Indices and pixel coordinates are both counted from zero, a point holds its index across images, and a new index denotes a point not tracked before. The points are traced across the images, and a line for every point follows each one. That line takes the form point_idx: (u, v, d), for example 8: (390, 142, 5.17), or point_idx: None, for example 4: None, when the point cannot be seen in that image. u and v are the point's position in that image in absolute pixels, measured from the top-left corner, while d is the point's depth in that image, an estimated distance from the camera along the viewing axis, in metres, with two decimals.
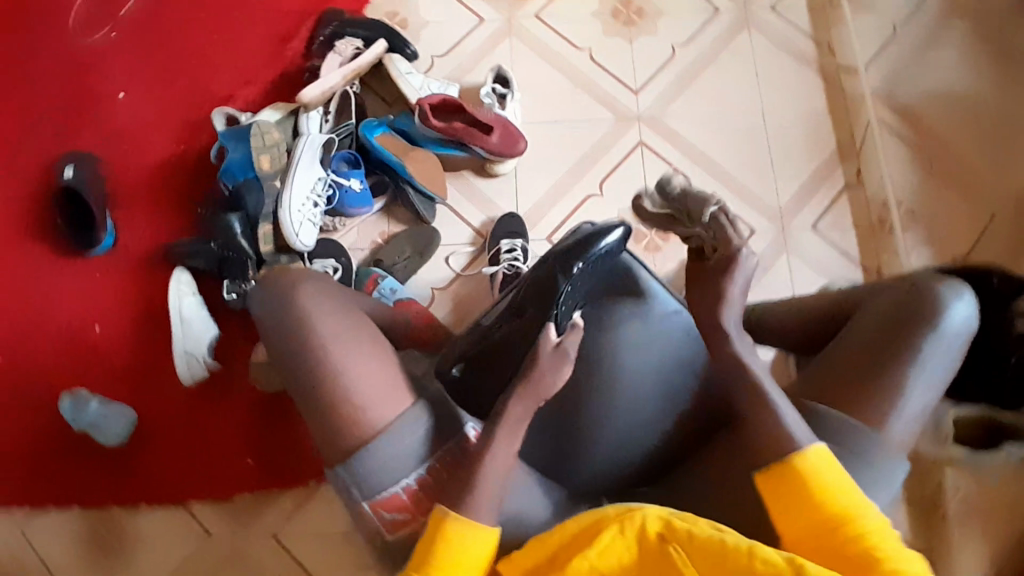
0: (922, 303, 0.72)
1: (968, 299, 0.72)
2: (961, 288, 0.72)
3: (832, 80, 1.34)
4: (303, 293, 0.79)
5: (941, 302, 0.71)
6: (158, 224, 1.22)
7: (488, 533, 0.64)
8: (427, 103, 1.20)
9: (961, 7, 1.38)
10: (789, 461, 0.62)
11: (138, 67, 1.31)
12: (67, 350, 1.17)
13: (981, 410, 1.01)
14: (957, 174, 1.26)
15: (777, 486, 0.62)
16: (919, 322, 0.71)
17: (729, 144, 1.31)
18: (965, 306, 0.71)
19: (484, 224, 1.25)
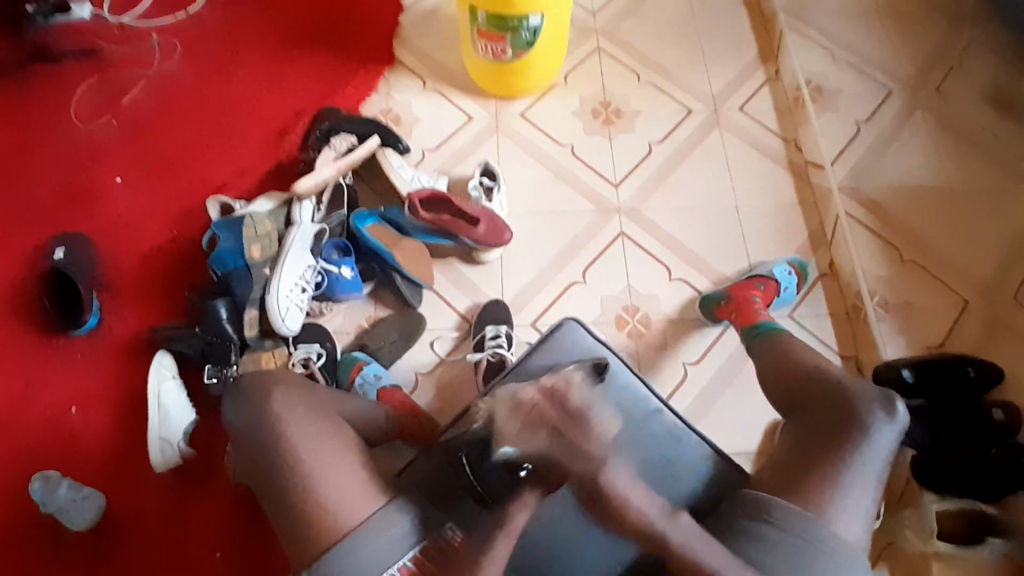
0: (853, 412, 0.82)
1: (894, 420, 0.82)
2: (887, 408, 0.82)
3: (800, 175, 1.43)
4: (278, 401, 0.84)
5: (866, 420, 0.81)
6: (144, 306, 1.23)
7: None
8: (416, 196, 1.25)
9: (924, 102, 1.45)
10: None
11: (138, 155, 1.37)
12: (39, 435, 1.14)
13: (962, 504, 1.04)
14: (926, 263, 1.31)
15: None
16: (851, 427, 0.81)
17: (705, 234, 1.36)
18: (889, 425, 0.81)
19: (469, 309, 1.27)
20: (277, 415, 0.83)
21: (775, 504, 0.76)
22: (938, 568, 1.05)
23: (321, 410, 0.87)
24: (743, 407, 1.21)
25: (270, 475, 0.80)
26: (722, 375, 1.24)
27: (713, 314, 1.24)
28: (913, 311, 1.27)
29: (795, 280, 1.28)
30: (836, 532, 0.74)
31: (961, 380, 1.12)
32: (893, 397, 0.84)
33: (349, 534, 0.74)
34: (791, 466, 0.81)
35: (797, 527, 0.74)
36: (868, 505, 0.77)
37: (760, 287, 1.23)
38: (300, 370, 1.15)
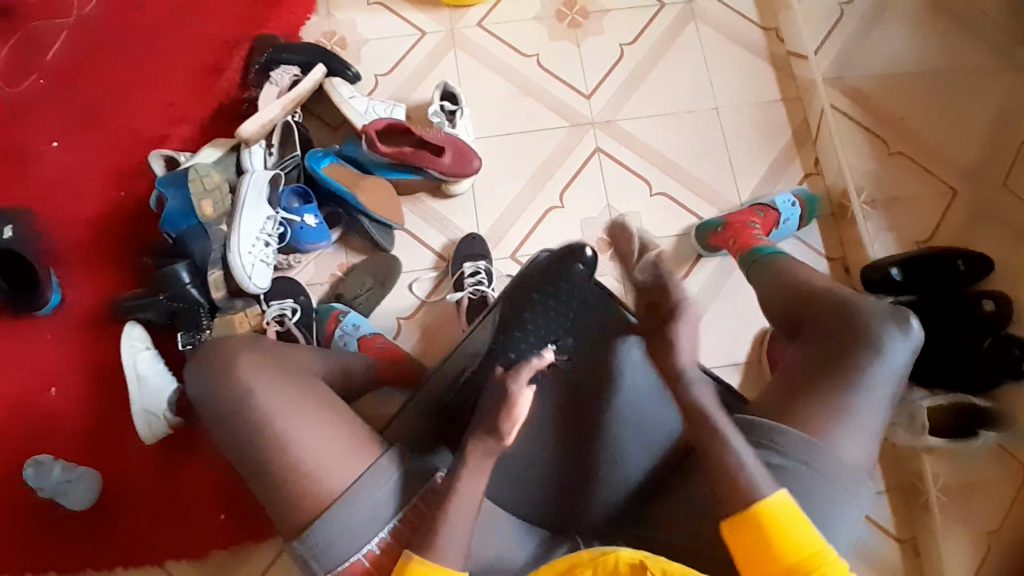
0: (865, 329, 0.81)
1: (908, 336, 0.81)
2: (906, 326, 0.81)
3: (783, 68, 1.33)
4: (243, 369, 0.79)
5: (881, 337, 0.80)
6: (105, 277, 1.17)
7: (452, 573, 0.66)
8: (373, 129, 1.15)
9: None
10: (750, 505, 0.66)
11: (66, 111, 1.25)
12: (21, 419, 1.11)
13: (951, 398, 1.02)
14: (914, 154, 1.25)
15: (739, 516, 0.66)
16: (862, 346, 0.80)
17: (685, 142, 1.29)
18: (904, 342, 0.80)
19: (444, 246, 1.22)
20: (245, 384, 0.78)
21: (782, 430, 0.76)
22: (928, 460, 1.06)
23: (288, 374, 0.81)
24: (732, 319, 1.19)
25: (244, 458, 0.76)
26: (709, 291, 1.21)
27: (708, 243, 1.19)
28: (901, 204, 1.23)
29: (799, 212, 1.20)
30: (839, 455, 0.75)
31: (951, 274, 1.10)
32: (907, 314, 0.83)
33: (339, 497, 0.71)
34: (797, 384, 0.81)
35: (803, 452, 0.74)
36: (873, 424, 0.78)
37: (755, 215, 1.17)
38: (276, 329, 1.11)
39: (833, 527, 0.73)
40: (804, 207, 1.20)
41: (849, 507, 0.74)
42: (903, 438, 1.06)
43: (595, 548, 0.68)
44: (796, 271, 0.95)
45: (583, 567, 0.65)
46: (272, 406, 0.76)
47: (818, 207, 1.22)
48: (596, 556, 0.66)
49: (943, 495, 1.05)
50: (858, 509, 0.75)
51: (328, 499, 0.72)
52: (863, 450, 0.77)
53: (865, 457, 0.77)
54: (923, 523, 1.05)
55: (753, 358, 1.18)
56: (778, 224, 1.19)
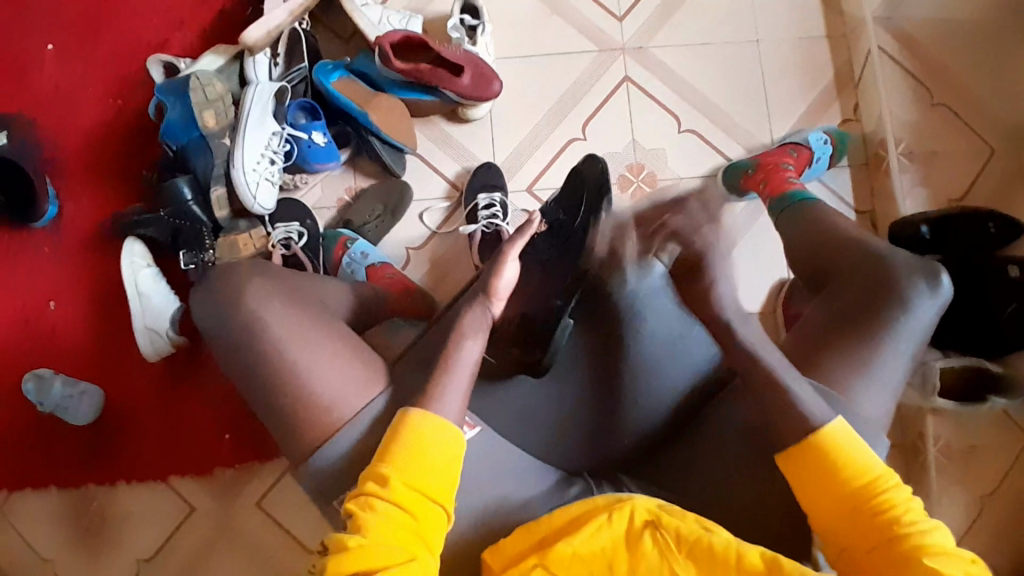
0: (891, 284, 0.78)
1: (938, 291, 0.77)
2: (936, 283, 0.77)
3: (830, 2, 1.24)
4: (253, 295, 0.75)
5: (909, 292, 0.77)
6: (102, 189, 1.12)
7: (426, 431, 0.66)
8: (387, 41, 1.07)
9: None
10: (811, 433, 0.64)
11: (57, 5, 1.15)
12: (22, 331, 1.09)
13: (966, 361, 1.02)
14: (958, 104, 1.19)
15: (798, 446, 0.65)
16: (887, 302, 0.77)
17: (719, 76, 1.21)
18: (933, 299, 0.76)
19: (458, 176, 1.16)
20: (255, 311, 0.74)
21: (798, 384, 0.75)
22: (932, 421, 1.06)
23: (301, 301, 0.78)
24: (752, 266, 1.16)
25: (254, 392, 0.74)
26: (731, 236, 1.17)
27: (737, 187, 1.13)
28: (938, 159, 1.17)
29: (830, 150, 1.16)
30: (861, 412, 0.73)
31: (981, 236, 1.07)
32: (938, 269, 0.78)
33: (348, 425, 0.70)
34: (817, 339, 0.78)
35: (821, 406, 0.73)
36: (895, 383, 0.75)
37: (788, 155, 1.11)
38: (281, 252, 1.07)
39: None
40: (833, 145, 1.16)
41: None
42: (911, 398, 1.07)
43: (610, 495, 0.69)
44: (830, 219, 0.91)
45: (598, 512, 0.66)
46: (283, 335, 0.73)
47: (847, 144, 1.18)
48: (611, 503, 0.67)
49: (943, 455, 1.06)
50: None
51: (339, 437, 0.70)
52: (882, 408, 0.75)
53: (883, 417, 0.75)
54: (919, 482, 1.06)
55: (770, 310, 1.15)
56: (812, 162, 1.14)
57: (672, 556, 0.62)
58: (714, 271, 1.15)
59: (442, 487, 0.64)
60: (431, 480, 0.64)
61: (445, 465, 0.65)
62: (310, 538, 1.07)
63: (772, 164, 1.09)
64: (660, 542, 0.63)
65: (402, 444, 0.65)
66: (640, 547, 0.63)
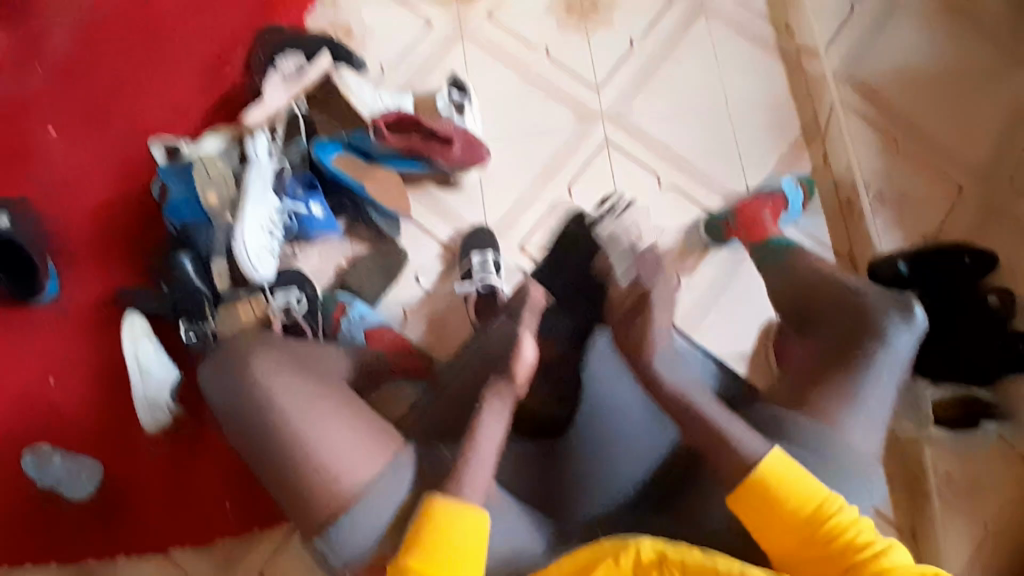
0: (871, 318, 0.80)
1: (914, 325, 0.80)
2: (909, 317, 0.80)
3: (792, 63, 1.33)
4: (257, 366, 0.77)
5: (885, 329, 0.79)
6: (108, 267, 1.16)
7: (463, 513, 0.67)
8: (382, 120, 1.16)
9: None
10: (750, 470, 0.70)
11: (69, 99, 1.23)
12: (20, 410, 1.09)
13: (956, 390, 1.04)
14: (919, 151, 1.26)
15: (741, 485, 0.70)
16: (868, 336, 0.79)
17: (693, 135, 1.29)
18: (909, 333, 0.79)
19: (452, 239, 1.21)
20: (260, 367, 0.76)
21: (794, 419, 0.77)
22: (931, 453, 1.06)
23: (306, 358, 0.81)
24: (740, 313, 1.19)
25: (257, 448, 0.74)
26: (715, 286, 1.21)
27: (718, 238, 1.20)
28: (908, 202, 1.23)
29: (801, 194, 1.22)
30: (851, 441, 0.75)
31: (960, 268, 1.10)
32: (911, 302, 0.82)
33: (360, 489, 0.71)
34: (806, 376, 0.80)
35: (815, 444, 0.74)
36: (885, 415, 0.77)
37: (764, 203, 1.17)
38: (282, 319, 1.09)
39: None
40: (805, 191, 1.23)
41: (863, 497, 0.74)
42: (906, 429, 1.07)
43: (615, 537, 0.67)
44: (809, 260, 0.95)
45: (603, 555, 0.65)
46: (289, 394, 0.75)
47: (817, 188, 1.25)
48: (615, 545, 0.66)
49: (943, 484, 1.06)
50: (875, 501, 0.75)
51: (344, 489, 0.71)
52: (874, 441, 0.76)
53: (875, 444, 0.76)
54: (925, 512, 1.04)
55: (761, 353, 1.18)
56: (787, 207, 1.20)
57: None
58: (713, 306, 1.20)
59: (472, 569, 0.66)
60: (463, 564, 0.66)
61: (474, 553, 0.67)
62: None
63: (749, 214, 1.15)
64: None
65: (433, 535, 0.66)
66: None
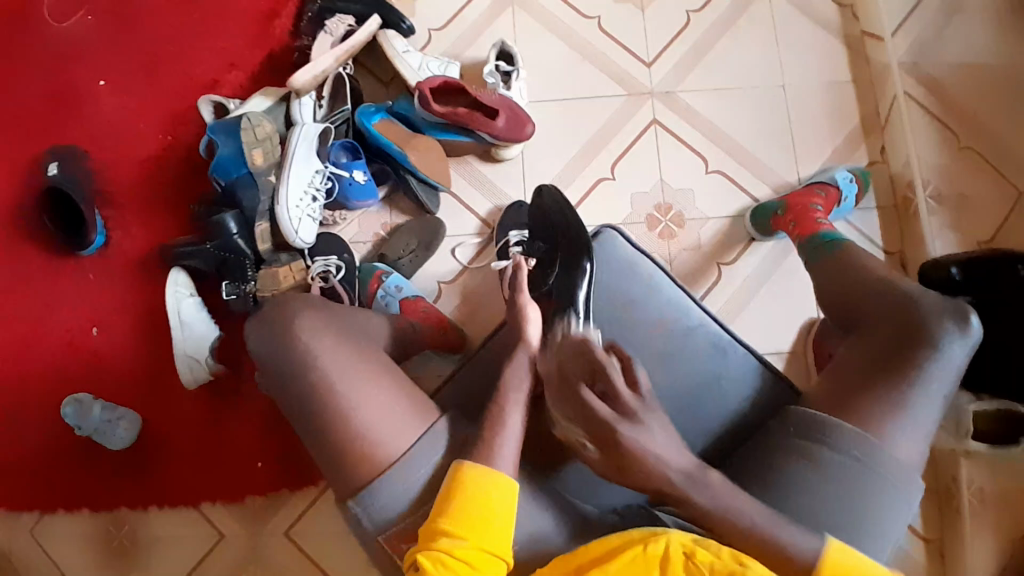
0: (922, 325, 0.77)
1: (969, 334, 0.77)
2: (965, 325, 0.77)
3: (856, 48, 1.27)
4: (303, 327, 0.77)
5: (938, 336, 0.76)
6: (152, 221, 1.17)
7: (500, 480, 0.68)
8: (427, 86, 1.11)
9: None
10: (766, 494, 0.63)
11: (119, 50, 1.23)
12: (68, 355, 1.14)
13: (997, 404, 1.00)
14: (983, 150, 1.20)
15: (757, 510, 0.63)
16: (920, 345, 0.76)
17: (746, 119, 1.24)
18: (962, 342, 0.76)
19: (491, 213, 1.20)
20: (298, 339, 0.77)
21: (832, 424, 0.75)
22: (966, 465, 1.06)
23: (345, 329, 0.81)
24: (781, 305, 1.17)
25: (294, 417, 0.76)
26: (757, 277, 1.18)
27: (765, 228, 1.16)
28: (966, 201, 1.18)
29: (856, 189, 1.17)
30: (892, 450, 0.73)
31: (1009, 276, 1.03)
32: (967, 309, 0.78)
33: (395, 462, 0.72)
34: (850, 377, 0.78)
35: (853, 449, 0.73)
36: (929, 424, 0.76)
37: (817, 195, 1.13)
38: (320, 285, 1.10)
39: (885, 526, 0.73)
40: (860, 183, 1.18)
41: (901, 509, 0.73)
42: (944, 441, 1.06)
43: (645, 529, 0.69)
44: (859, 258, 0.91)
45: (633, 543, 0.66)
46: (326, 365, 0.75)
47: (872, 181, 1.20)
48: (646, 535, 0.67)
49: (976, 498, 1.05)
50: (912, 512, 0.74)
51: (376, 464, 0.72)
52: (917, 450, 0.75)
53: (916, 453, 0.75)
54: (953, 525, 1.07)
55: (799, 349, 1.16)
56: (840, 200, 1.16)
57: None
58: (752, 298, 1.18)
59: (499, 541, 0.66)
60: (487, 536, 0.66)
61: (500, 524, 0.67)
62: (337, 569, 1.08)
63: (802, 204, 1.10)
64: None
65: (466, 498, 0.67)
66: None
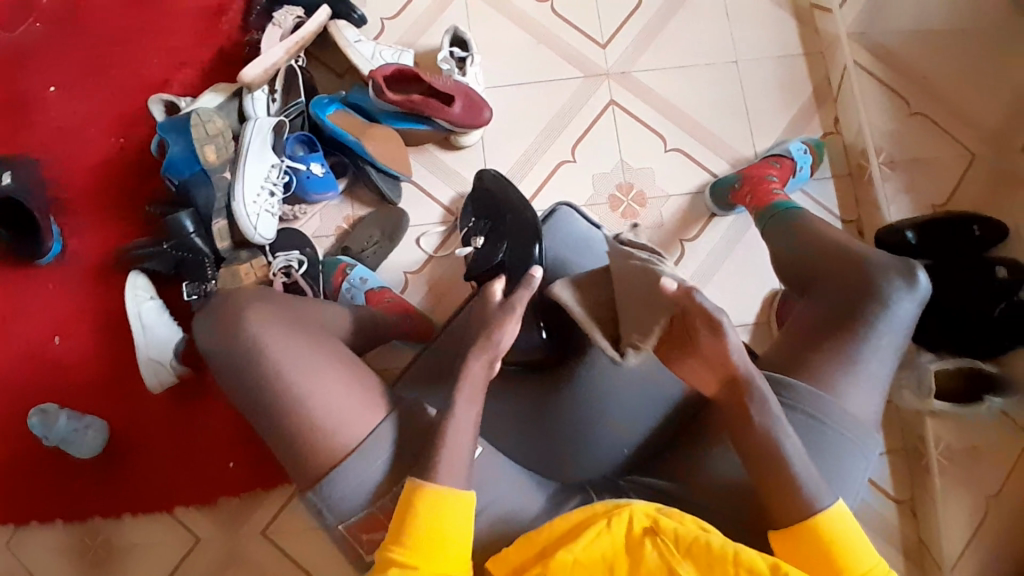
0: (871, 283, 0.79)
1: (916, 289, 0.78)
2: (912, 281, 0.78)
3: (806, 21, 1.29)
4: (251, 319, 0.76)
5: (887, 293, 0.78)
6: (107, 226, 1.15)
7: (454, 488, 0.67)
8: (381, 74, 1.10)
9: None
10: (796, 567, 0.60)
11: (64, 53, 1.20)
12: (28, 367, 1.11)
13: (961, 362, 1.03)
14: (934, 114, 1.21)
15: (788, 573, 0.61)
16: (871, 303, 0.78)
17: (702, 96, 1.25)
18: (910, 297, 0.78)
19: (453, 201, 1.19)
20: (254, 333, 0.76)
21: (789, 382, 0.76)
22: (932, 424, 1.08)
23: (298, 322, 0.80)
24: (745, 278, 1.19)
25: (255, 413, 0.75)
26: (720, 252, 1.19)
27: (723, 202, 1.17)
28: (919, 166, 1.20)
29: (810, 159, 1.19)
30: (845, 405, 0.75)
31: (965, 239, 1.07)
32: (914, 266, 0.80)
33: (353, 451, 0.71)
34: (806, 337, 0.79)
35: (810, 406, 0.75)
36: (882, 378, 0.77)
37: (772, 167, 1.15)
38: (282, 280, 1.09)
39: (841, 479, 0.74)
40: (814, 153, 1.20)
41: (857, 463, 0.75)
42: (907, 401, 1.10)
43: (610, 501, 0.69)
44: (814, 225, 0.92)
45: (597, 518, 0.66)
46: (286, 358, 0.74)
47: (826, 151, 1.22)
48: (610, 508, 0.68)
49: (944, 457, 1.07)
50: (870, 467, 0.76)
51: (339, 454, 0.71)
52: (871, 404, 0.77)
53: (871, 409, 0.77)
54: (922, 483, 1.10)
55: (764, 321, 1.17)
56: (795, 171, 1.17)
57: (672, 560, 0.62)
58: (716, 272, 1.19)
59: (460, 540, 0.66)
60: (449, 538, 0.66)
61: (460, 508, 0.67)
62: (316, 565, 1.07)
63: (758, 176, 1.12)
64: (664, 550, 0.63)
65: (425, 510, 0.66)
66: (642, 552, 0.63)
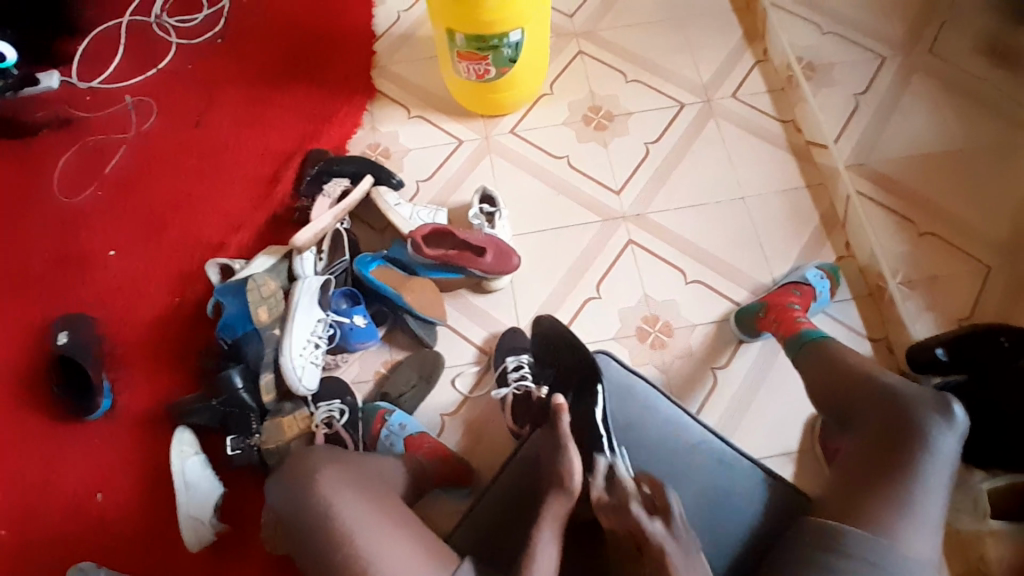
0: (911, 419, 0.79)
1: (954, 425, 0.78)
2: (949, 417, 0.78)
3: (804, 157, 1.40)
4: (320, 478, 0.78)
5: (928, 431, 0.77)
6: (157, 380, 1.20)
7: None
8: (419, 233, 1.20)
9: (920, 62, 1.38)
10: None
11: (131, 223, 1.33)
12: (69, 523, 1.11)
13: (1012, 479, 0.98)
14: (942, 234, 1.26)
15: None
16: (914, 441, 0.77)
17: (716, 231, 1.33)
18: (951, 435, 0.78)
19: (486, 340, 1.24)
20: (316, 496, 0.77)
21: (841, 527, 0.72)
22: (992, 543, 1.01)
23: (358, 480, 0.81)
24: (782, 403, 1.18)
25: (309, 564, 0.75)
26: (753, 377, 1.21)
27: (750, 329, 1.20)
28: (936, 285, 1.23)
29: (828, 284, 1.24)
30: (906, 551, 0.71)
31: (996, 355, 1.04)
32: (949, 399, 0.80)
33: None
34: (857, 482, 0.76)
35: (865, 552, 0.70)
36: (935, 518, 0.74)
37: (793, 294, 1.20)
38: (324, 431, 1.11)
39: None
40: (832, 278, 1.25)
41: None
42: (966, 523, 1.03)
43: None
44: (844, 354, 0.94)
45: None
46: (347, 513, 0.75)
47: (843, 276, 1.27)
48: None
49: None
50: None
51: None
52: (932, 546, 0.72)
53: (934, 551, 0.72)
54: None
55: (808, 445, 1.15)
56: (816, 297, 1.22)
57: None
58: (750, 403, 1.19)
59: None
60: None
61: None
62: None
63: (780, 305, 1.16)
64: None
65: None
66: None
